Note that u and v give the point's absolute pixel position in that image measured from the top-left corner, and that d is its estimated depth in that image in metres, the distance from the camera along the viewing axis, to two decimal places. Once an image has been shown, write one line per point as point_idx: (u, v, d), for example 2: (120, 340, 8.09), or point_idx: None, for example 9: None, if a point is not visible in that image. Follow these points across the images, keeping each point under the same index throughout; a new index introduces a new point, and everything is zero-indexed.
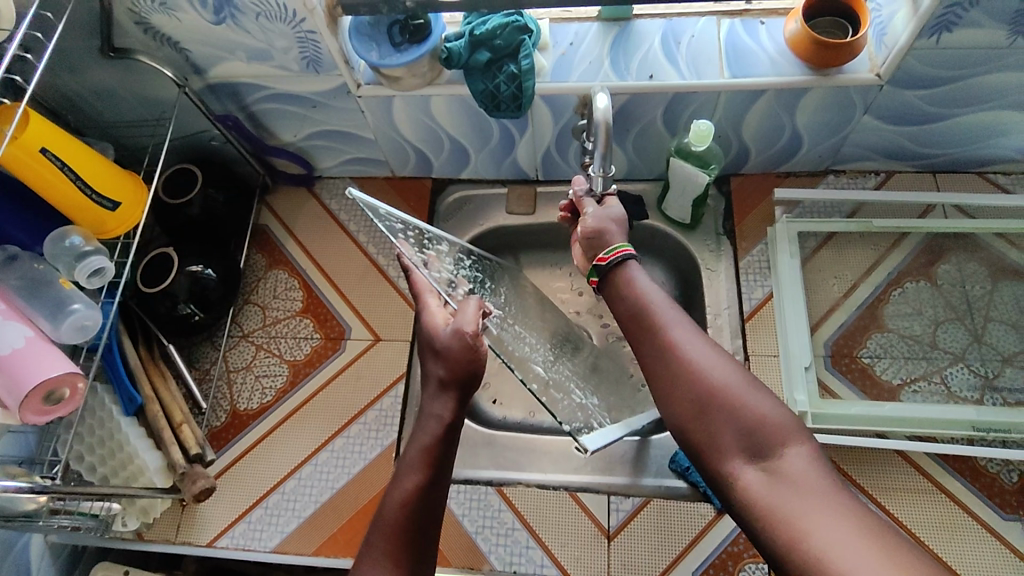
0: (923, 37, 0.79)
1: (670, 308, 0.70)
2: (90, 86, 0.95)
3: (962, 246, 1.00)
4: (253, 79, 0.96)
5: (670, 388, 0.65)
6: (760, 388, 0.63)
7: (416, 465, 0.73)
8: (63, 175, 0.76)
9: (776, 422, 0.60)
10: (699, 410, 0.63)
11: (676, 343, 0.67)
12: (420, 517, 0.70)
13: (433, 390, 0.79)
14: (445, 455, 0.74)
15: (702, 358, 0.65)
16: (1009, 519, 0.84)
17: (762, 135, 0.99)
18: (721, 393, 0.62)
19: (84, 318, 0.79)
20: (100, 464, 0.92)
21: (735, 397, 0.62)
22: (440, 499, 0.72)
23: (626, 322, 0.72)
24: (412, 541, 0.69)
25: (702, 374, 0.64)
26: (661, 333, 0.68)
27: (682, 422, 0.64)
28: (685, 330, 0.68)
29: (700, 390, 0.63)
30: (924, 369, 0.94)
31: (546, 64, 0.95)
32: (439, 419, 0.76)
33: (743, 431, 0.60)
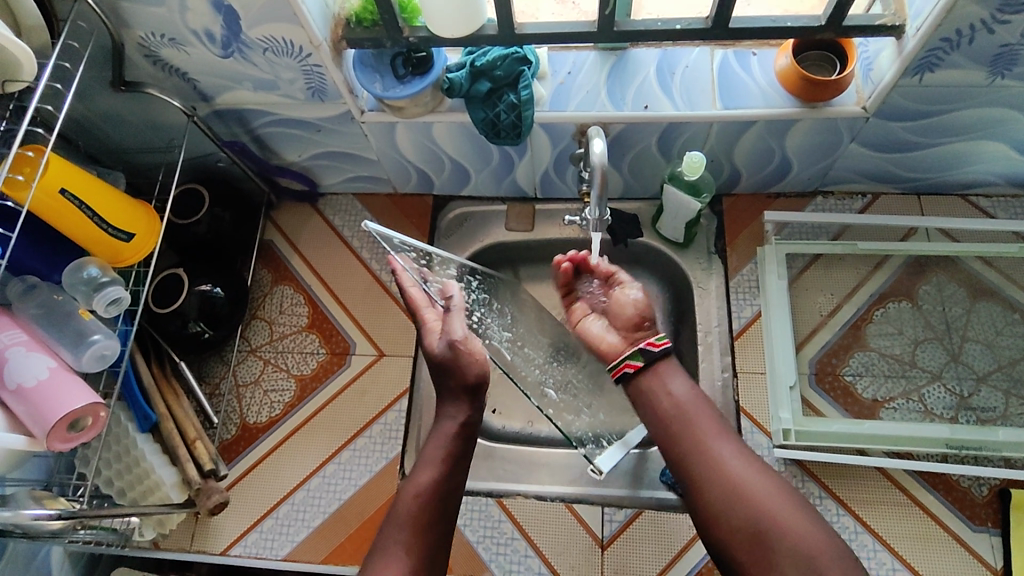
0: (907, 76, 0.82)
1: (713, 430, 0.80)
2: (98, 112, 0.97)
3: (942, 268, 1.05)
4: (259, 106, 0.98)
5: (727, 513, 0.74)
6: (807, 514, 0.73)
7: (434, 460, 0.81)
8: (81, 213, 0.80)
9: (826, 548, 0.70)
10: (757, 536, 0.72)
11: (729, 469, 0.76)
12: (436, 507, 0.78)
13: (448, 395, 0.87)
14: (461, 456, 0.83)
15: (753, 487, 0.75)
16: (978, 531, 0.90)
17: (753, 159, 1.02)
18: (775, 524, 0.72)
19: (104, 347, 0.83)
20: (117, 478, 0.96)
21: (787, 528, 0.71)
22: (456, 496, 0.81)
23: (673, 443, 0.81)
24: (432, 529, 0.77)
25: (758, 502, 0.74)
26: (714, 460, 0.78)
27: (742, 554, 0.72)
28: (730, 457, 0.78)
29: (761, 520, 0.72)
30: (903, 387, 0.99)
31: (545, 93, 0.97)
32: (458, 422, 0.84)
33: (798, 558, 0.69)
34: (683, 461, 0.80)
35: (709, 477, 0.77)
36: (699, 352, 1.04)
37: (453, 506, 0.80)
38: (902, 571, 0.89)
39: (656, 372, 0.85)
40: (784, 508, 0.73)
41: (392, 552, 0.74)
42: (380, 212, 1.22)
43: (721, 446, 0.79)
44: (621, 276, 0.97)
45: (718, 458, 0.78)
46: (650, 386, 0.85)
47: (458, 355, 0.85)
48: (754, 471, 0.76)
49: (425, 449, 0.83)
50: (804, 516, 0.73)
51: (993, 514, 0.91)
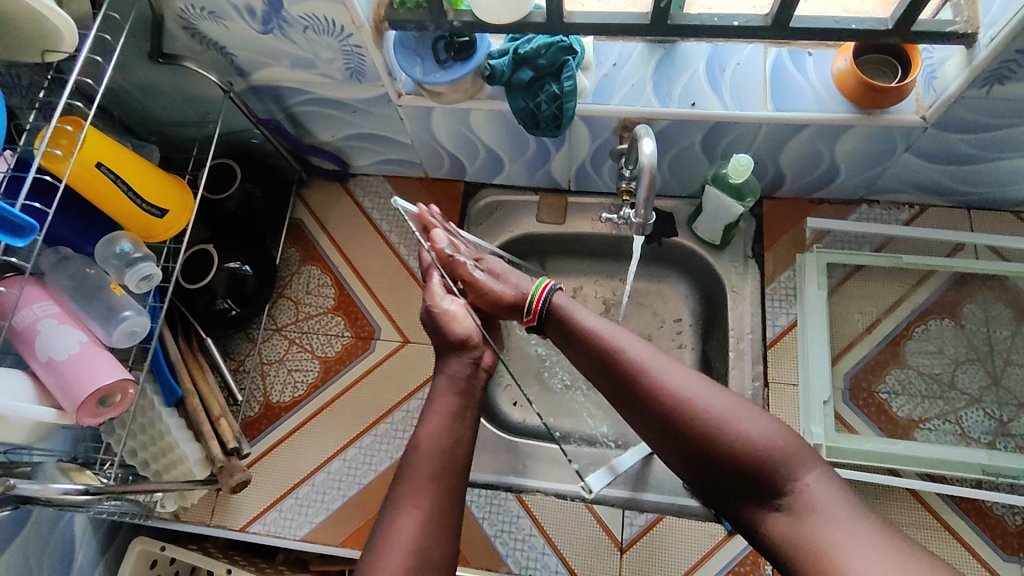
0: (974, 87, 0.78)
1: (635, 348, 0.74)
2: (134, 82, 0.96)
3: (989, 287, 1.01)
4: (296, 84, 0.97)
5: (670, 441, 0.69)
6: (750, 412, 0.67)
7: (442, 413, 0.79)
8: (116, 187, 0.80)
9: (780, 452, 0.64)
10: (707, 457, 0.66)
11: (654, 389, 0.70)
12: (446, 460, 0.76)
13: (450, 352, 0.86)
14: (465, 410, 0.81)
15: (684, 401, 0.68)
16: (1009, 560, 0.88)
17: (800, 163, 0.99)
18: (713, 431, 0.66)
19: (135, 324, 0.83)
20: (141, 450, 0.95)
21: (725, 433, 0.65)
22: (466, 452, 0.78)
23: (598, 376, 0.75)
24: (444, 483, 0.74)
25: (693, 421, 0.67)
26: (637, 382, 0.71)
27: (692, 473, 0.68)
28: (655, 369, 0.71)
29: (695, 433, 0.67)
30: (940, 408, 0.96)
31: (589, 84, 0.94)
32: (459, 378, 0.83)
33: (747, 469, 0.64)
34: (610, 392, 0.74)
35: (637, 405, 0.71)
36: (730, 358, 1.02)
37: (464, 459, 0.77)
38: None
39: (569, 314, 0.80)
40: (723, 414, 0.67)
41: (402, 505, 0.72)
42: (411, 196, 1.20)
43: (640, 363, 0.72)
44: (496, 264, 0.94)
45: (642, 381, 0.71)
46: (566, 324, 0.79)
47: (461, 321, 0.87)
48: (680, 384, 0.69)
49: (428, 403, 0.81)
50: (742, 413, 0.67)
51: None
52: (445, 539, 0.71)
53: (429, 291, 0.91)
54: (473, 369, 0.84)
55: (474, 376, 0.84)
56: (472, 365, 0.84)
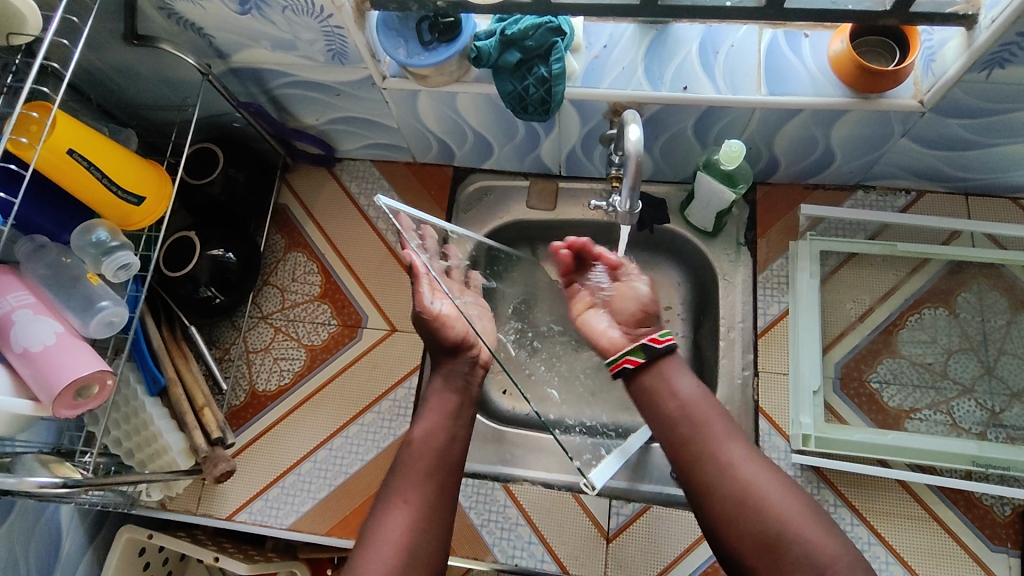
0: (974, 71, 0.76)
1: (719, 427, 0.77)
2: (111, 63, 0.93)
3: (984, 275, 1.00)
4: (277, 66, 0.94)
5: (742, 527, 0.70)
6: (821, 523, 0.70)
7: (436, 413, 0.85)
8: (90, 174, 0.78)
9: (841, 559, 0.67)
10: (772, 550, 0.69)
11: (740, 473, 0.73)
12: (440, 456, 0.80)
13: (447, 357, 0.92)
14: (459, 409, 0.87)
15: (763, 488, 0.72)
16: (996, 551, 0.87)
17: (794, 148, 0.97)
18: (786, 524, 0.69)
19: (112, 315, 0.81)
20: (126, 439, 0.96)
21: (798, 530, 0.69)
22: (459, 449, 0.83)
23: (677, 444, 0.77)
24: (437, 478, 0.78)
25: (771, 512, 0.70)
26: (721, 458, 0.74)
27: (751, 557, 0.70)
28: (738, 453, 0.75)
29: (771, 524, 0.69)
30: (932, 398, 0.95)
31: (578, 67, 0.91)
32: (453, 378, 0.90)
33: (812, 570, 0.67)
34: (687, 466, 0.76)
35: (716, 485, 0.73)
36: (720, 347, 1.01)
37: (456, 455, 0.82)
38: None
39: (661, 372, 0.80)
40: (797, 516, 0.70)
41: (396, 499, 0.76)
42: (398, 180, 1.18)
43: (726, 447, 0.75)
44: (633, 269, 0.92)
45: (725, 460, 0.74)
46: (653, 382, 0.80)
47: (453, 324, 0.91)
48: (762, 475, 0.73)
49: (425, 403, 0.87)
50: (816, 520, 0.70)
51: (1013, 534, 0.88)
52: (435, 532, 0.74)
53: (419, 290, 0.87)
54: (468, 368, 0.91)
55: (468, 376, 0.91)
56: (471, 364, 0.91)
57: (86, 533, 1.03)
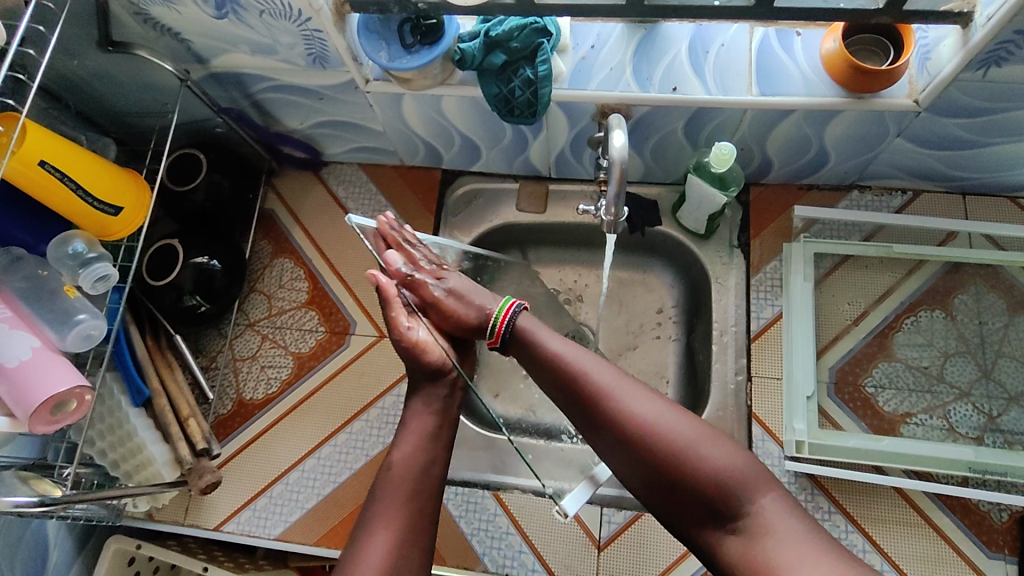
0: (970, 70, 0.74)
1: (602, 368, 0.71)
2: (88, 69, 0.91)
3: (982, 276, 0.98)
4: (258, 71, 0.92)
5: (629, 459, 0.67)
6: (716, 437, 0.66)
7: (415, 435, 0.80)
8: (64, 185, 0.77)
9: (743, 474, 0.63)
10: (671, 483, 0.65)
11: (624, 412, 0.68)
12: (420, 480, 0.77)
13: (423, 377, 0.84)
14: (440, 430, 0.82)
15: (649, 419, 0.67)
16: (993, 558, 0.86)
17: (787, 149, 0.95)
18: (675, 455, 0.65)
19: (90, 327, 0.80)
20: (110, 450, 0.93)
21: (688, 456, 0.64)
22: (440, 472, 0.80)
23: (557, 389, 0.73)
24: (417, 502, 0.76)
25: (659, 444, 0.65)
26: (602, 399, 0.69)
27: (644, 488, 0.67)
28: (620, 385, 0.70)
29: (659, 456, 0.65)
30: (928, 402, 0.94)
31: (565, 68, 0.89)
32: (434, 399, 0.83)
33: (707, 493, 0.63)
34: (572, 409, 0.72)
35: (601, 428, 0.69)
36: (713, 352, 0.99)
37: (437, 478, 0.79)
38: None
39: (525, 336, 0.76)
40: (693, 437, 0.65)
41: (376, 526, 0.73)
42: (385, 184, 1.16)
43: (610, 390, 0.69)
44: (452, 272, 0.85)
45: (606, 404, 0.69)
46: (527, 347, 0.76)
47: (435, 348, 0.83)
48: (656, 414, 0.67)
49: (403, 423, 0.82)
50: (705, 437, 0.66)
51: (1011, 541, 0.86)
52: (417, 559, 0.72)
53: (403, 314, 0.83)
54: (447, 391, 0.83)
55: (447, 398, 0.83)
56: (449, 387, 0.83)
57: (73, 545, 1.02)
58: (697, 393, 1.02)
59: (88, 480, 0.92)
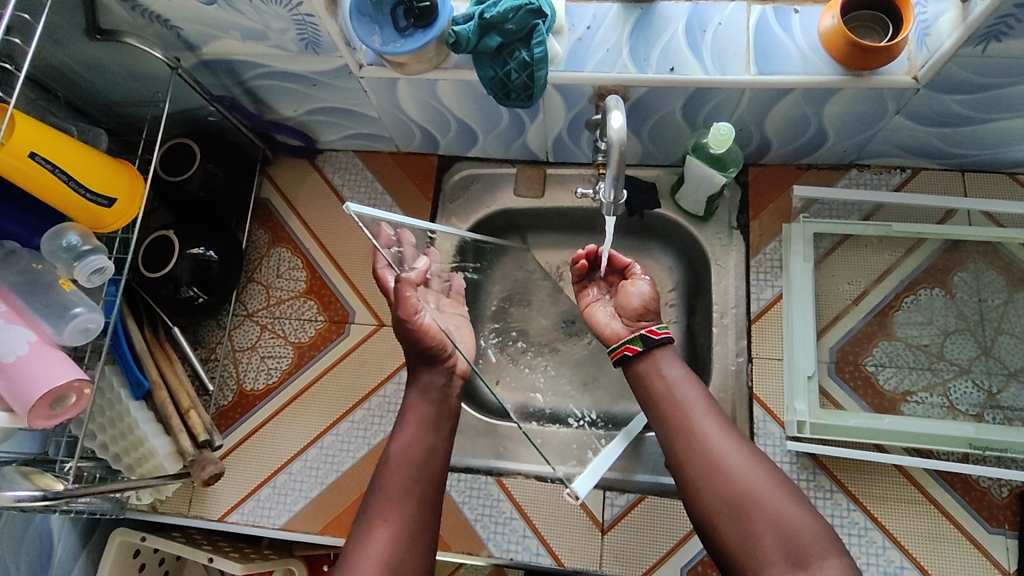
0: (969, 45, 0.73)
1: (705, 412, 0.79)
2: (77, 59, 0.89)
3: (981, 254, 0.98)
4: (249, 58, 0.90)
5: (712, 491, 0.73)
6: (795, 497, 0.72)
7: (413, 425, 0.86)
8: (55, 177, 0.76)
9: (816, 534, 0.69)
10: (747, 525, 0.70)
11: (719, 451, 0.75)
12: (419, 470, 0.82)
13: (422, 365, 0.89)
14: (439, 420, 0.87)
15: (739, 463, 0.74)
16: (994, 533, 0.87)
17: (786, 129, 0.94)
18: (759, 500, 0.71)
19: (87, 321, 0.79)
20: (112, 443, 0.93)
21: (771, 504, 0.71)
22: (439, 462, 0.85)
23: (659, 419, 0.80)
24: (416, 492, 0.81)
25: (743, 481, 0.72)
26: (702, 433, 0.76)
27: (718, 523, 0.72)
28: (718, 430, 0.77)
29: (744, 496, 0.72)
30: (928, 380, 0.94)
31: (561, 50, 0.88)
32: (431, 390, 0.89)
33: (780, 534, 0.69)
34: (668, 435, 0.79)
35: (693, 460, 0.76)
36: (714, 334, 1.00)
37: (436, 468, 0.84)
38: (910, 570, 0.86)
39: (653, 358, 0.82)
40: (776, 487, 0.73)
41: (376, 517, 0.78)
42: (381, 171, 1.15)
43: (705, 424, 0.77)
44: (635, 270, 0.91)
45: (703, 439, 0.76)
46: (647, 370, 0.82)
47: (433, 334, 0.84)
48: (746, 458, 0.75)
49: (403, 415, 0.87)
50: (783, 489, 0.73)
51: (1011, 516, 0.87)
52: (418, 546, 0.77)
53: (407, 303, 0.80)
54: (445, 379, 0.90)
55: (445, 387, 0.89)
56: (447, 374, 0.90)
57: (79, 538, 1.02)
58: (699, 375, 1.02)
59: (91, 473, 0.93)
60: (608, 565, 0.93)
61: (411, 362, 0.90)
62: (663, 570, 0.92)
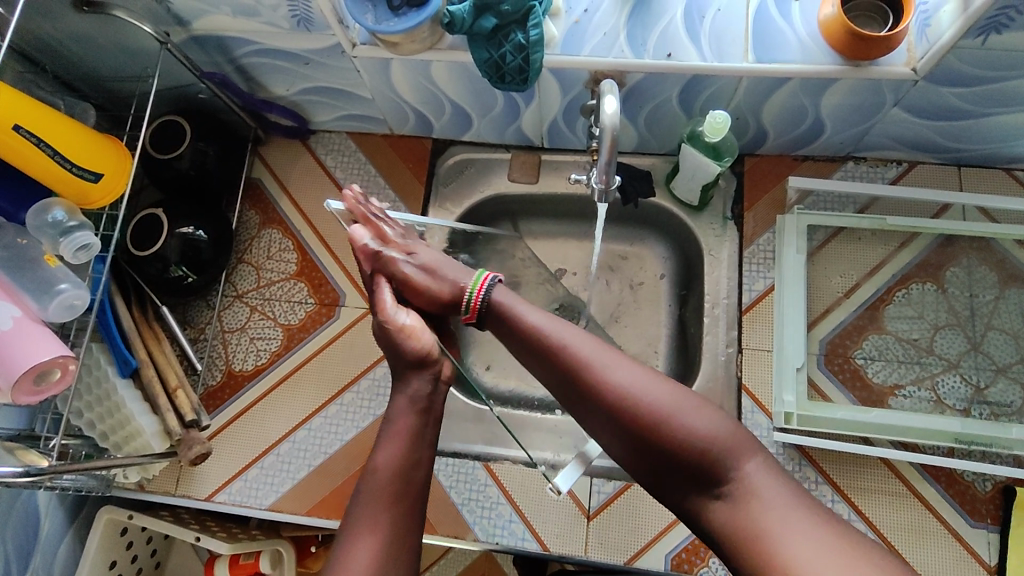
0: (969, 37, 0.72)
1: (580, 341, 0.71)
2: (66, 32, 0.88)
3: (974, 249, 0.97)
4: (240, 34, 0.89)
5: (618, 436, 0.68)
6: (695, 404, 0.67)
7: (399, 436, 0.77)
8: (40, 151, 0.76)
9: (721, 440, 0.65)
10: (642, 442, 0.67)
11: (605, 389, 0.68)
12: (406, 481, 0.75)
13: (409, 371, 0.80)
14: (426, 431, 0.79)
15: (631, 399, 0.67)
16: (976, 527, 0.87)
17: (783, 119, 0.93)
18: (656, 426, 0.66)
19: (72, 297, 0.79)
20: (99, 421, 0.92)
21: (675, 428, 0.66)
22: (425, 472, 0.78)
23: (542, 368, 0.73)
24: (404, 503, 0.74)
25: (642, 416, 0.66)
26: (581, 375, 0.69)
27: (636, 462, 0.69)
28: (600, 360, 0.69)
29: (644, 428, 0.66)
30: (917, 374, 0.94)
31: (557, 34, 0.86)
32: (420, 398, 0.80)
33: (695, 457, 0.65)
34: (559, 388, 0.72)
35: (578, 402, 0.70)
36: (704, 324, 1.00)
37: (425, 478, 0.78)
38: None
39: (500, 307, 0.76)
40: (668, 401, 0.67)
41: (360, 530, 0.72)
42: (374, 153, 1.14)
43: (592, 365, 0.69)
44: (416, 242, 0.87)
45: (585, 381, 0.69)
46: (500, 318, 0.75)
47: (419, 335, 0.80)
48: (649, 390, 0.67)
49: (388, 423, 0.79)
50: (690, 402, 0.67)
51: (994, 510, 0.88)
52: (405, 556, 0.72)
53: (380, 306, 0.82)
54: (434, 385, 0.81)
55: (434, 393, 0.81)
56: (432, 381, 0.81)
57: (66, 514, 1.02)
58: (689, 364, 1.03)
59: (77, 450, 0.91)
60: (592, 552, 0.93)
61: (396, 369, 0.81)
62: (647, 557, 0.93)
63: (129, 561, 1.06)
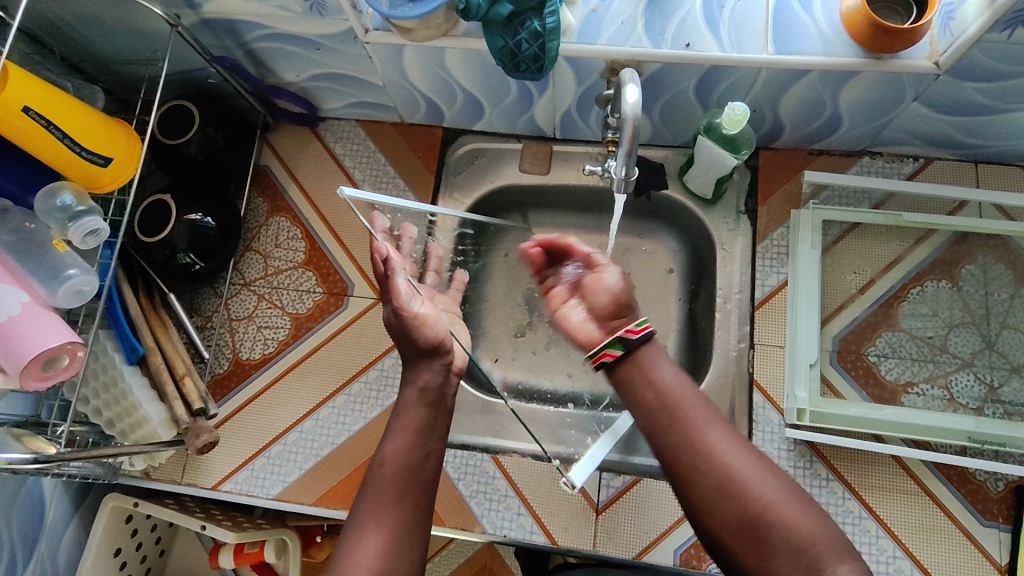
0: (994, 31, 0.71)
1: (701, 417, 0.73)
2: (74, 12, 0.86)
3: (990, 246, 0.96)
4: (251, 17, 0.87)
5: (720, 512, 0.67)
6: (808, 506, 0.65)
7: (407, 427, 0.78)
8: (50, 134, 0.74)
9: (828, 544, 0.62)
10: (745, 527, 0.65)
11: (717, 462, 0.69)
12: (414, 473, 0.75)
13: (419, 360, 0.83)
14: (434, 423, 0.80)
15: (745, 479, 0.67)
16: (987, 526, 0.87)
17: (801, 112, 0.92)
18: (762, 513, 0.65)
19: (81, 283, 0.77)
20: (106, 409, 0.92)
21: (783, 520, 0.64)
22: (434, 465, 0.78)
23: (656, 434, 0.74)
24: (412, 496, 0.74)
25: (752, 498, 0.65)
26: (696, 443, 0.71)
27: (732, 545, 0.66)
28: (718, 440, 0.70)
29: (751, 511, 0.65)
30: (930, 372, 0.93)
31: (574, 22, 0.85)
32: (430, 390, 0.82)
33: (799, 554, 0.62)
34: (670, 458, 0.72)
35: (687, 471, 0.70)
36: (716, 319, 0.99)
37: (433, 472, 0.77)
38: (903, 560, 0.86)
39: (638, 360, 0.78)
40: (783, 496, 0.66)
41: (367, 523, 0.71)
42: (383, 141, 1.13)
43: (709, 439, 0.71)
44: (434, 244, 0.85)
45: (698, 453, 0.70)
46: (631, 376, 0.77)
47: (433, 326, 0.81)
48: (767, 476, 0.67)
49: (397, 416, 0.80)
50: (805, 505, 0.65)
51: (1006, 510, 0.87)
52: (412, 555, 0.70)
53: (396, 293, 0.79)
54: (444, 377, 0.83)
55: (443, 388, 0.83)
56: (443, 372, 0.83)
57: (72, 501, 1.02)
58: (699, 359, 1.02)
59: (83, 438, 0.91)
60: (601, 546, 0.93)
61: (406, 356, 0.84)
62: (656, 552, 0.92)
63: (134, 549, 1.05)
